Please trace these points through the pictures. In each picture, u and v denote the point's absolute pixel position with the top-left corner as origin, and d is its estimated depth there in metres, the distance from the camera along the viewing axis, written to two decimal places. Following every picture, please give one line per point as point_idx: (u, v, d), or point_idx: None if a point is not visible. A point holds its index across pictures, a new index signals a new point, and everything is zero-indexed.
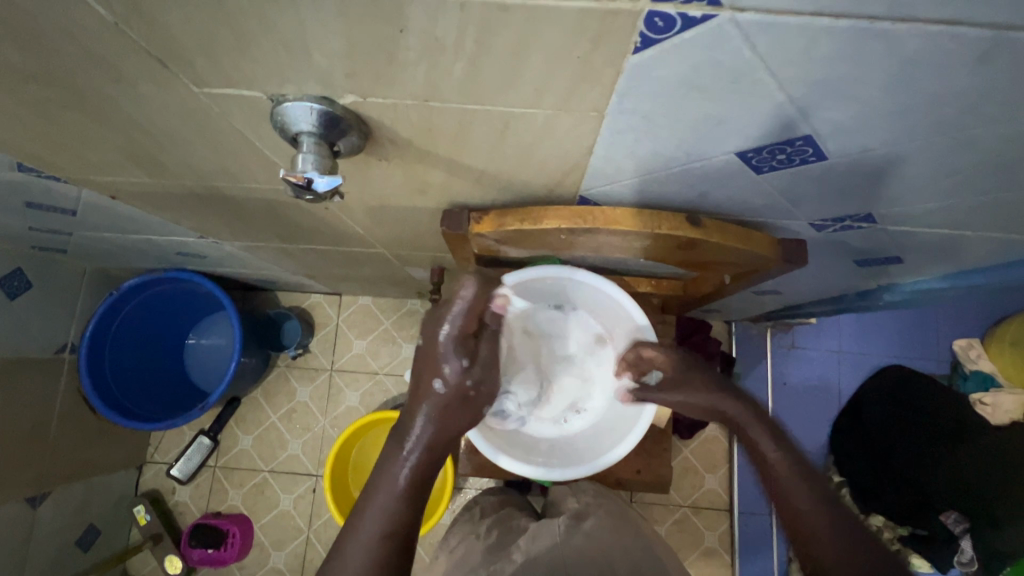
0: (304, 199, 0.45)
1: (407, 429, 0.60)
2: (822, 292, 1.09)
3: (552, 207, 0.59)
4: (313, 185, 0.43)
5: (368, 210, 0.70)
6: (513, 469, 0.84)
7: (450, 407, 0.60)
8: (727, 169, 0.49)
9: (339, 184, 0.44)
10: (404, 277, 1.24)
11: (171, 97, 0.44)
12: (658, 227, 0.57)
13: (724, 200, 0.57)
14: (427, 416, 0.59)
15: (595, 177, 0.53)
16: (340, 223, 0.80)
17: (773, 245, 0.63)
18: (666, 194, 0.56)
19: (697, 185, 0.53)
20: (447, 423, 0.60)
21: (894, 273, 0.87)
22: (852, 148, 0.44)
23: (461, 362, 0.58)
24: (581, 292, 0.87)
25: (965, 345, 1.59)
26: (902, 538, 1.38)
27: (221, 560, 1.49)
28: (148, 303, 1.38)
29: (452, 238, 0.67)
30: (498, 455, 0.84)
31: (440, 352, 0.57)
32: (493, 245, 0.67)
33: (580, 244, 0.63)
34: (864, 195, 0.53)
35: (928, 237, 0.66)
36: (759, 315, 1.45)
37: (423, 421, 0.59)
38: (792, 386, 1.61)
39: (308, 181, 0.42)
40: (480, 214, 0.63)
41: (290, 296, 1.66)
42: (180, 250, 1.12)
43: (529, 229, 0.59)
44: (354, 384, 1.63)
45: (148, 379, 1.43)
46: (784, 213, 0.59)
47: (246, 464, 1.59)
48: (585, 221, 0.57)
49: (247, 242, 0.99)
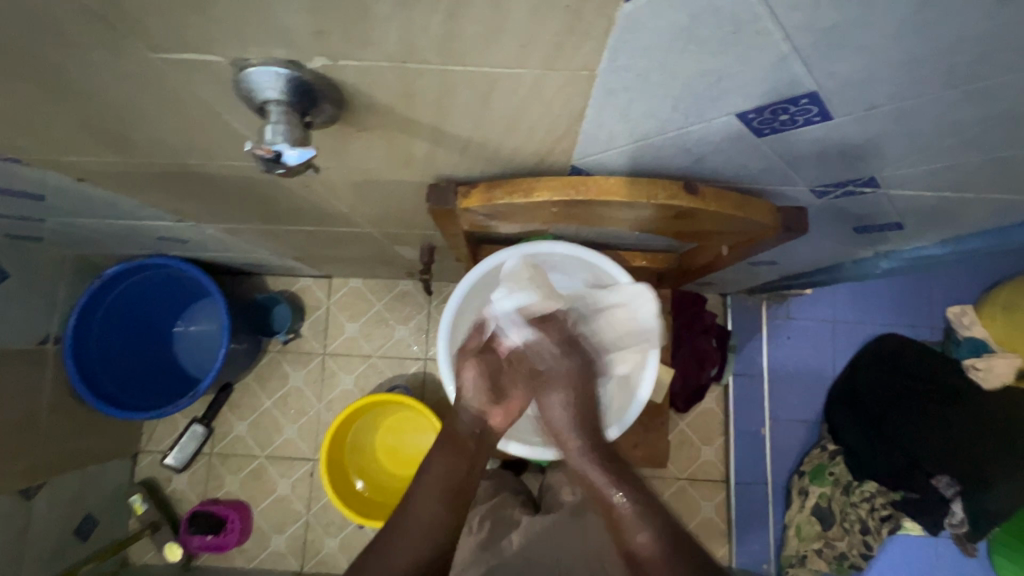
0: (275, 172, 0.42)
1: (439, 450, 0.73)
2: (819, 262, 1.08)
3: (542, 178, 0.56)
4: (283, 158, 0.40)
5: (350, 186, 0.67)
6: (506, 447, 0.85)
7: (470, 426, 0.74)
8: (727, 132, 0.46)
9: (312, 157, 0.40)
10: (394, 257, 1.21)
11: (127, 62, 0.40)
12: (655, 196, 0.54)
13: (722, 166, 0.54)
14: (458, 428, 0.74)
15: (588, 143, 0.50)
16: (324, 202, 0.77)
17: (773, 212, 0.60)
18: (661, 161, 0.53)
19: (694, 150, 0.50)
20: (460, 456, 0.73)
21: (891, 240, 0.85)
22: (859, 106, 0.41)
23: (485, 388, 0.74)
24: (576, 267, 0.85)
25: (959, 312, 1.58)
26: (893, 502, 1.38)
27: (221, 545, 1.51)
28: (134, 290, 1.34)
29: (439, 215, 0.64)
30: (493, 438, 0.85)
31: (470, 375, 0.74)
32: (483, 219, 0.64)
33: (574, 217, 0.61)
34: (868, 156, 0.51)
35: (931, 200, 0.64)
36: (754, 286, 1.51)
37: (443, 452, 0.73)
38: (784, 362, 1.65)
39: (277, 153, 0.39)
40: (467, 187, 0.60)
41: (278, 280, 1.63)
42: (160, 235, 1.08)
43: (520, 203, 0.56)
44: (348, 367, 1.62)
45: (138, 369, 1.40)
46: (785, 178, 0.57)
47: (242, 450, 1.59)
48: (577, 192, 0.54)
49: (227, 223, 0.95)
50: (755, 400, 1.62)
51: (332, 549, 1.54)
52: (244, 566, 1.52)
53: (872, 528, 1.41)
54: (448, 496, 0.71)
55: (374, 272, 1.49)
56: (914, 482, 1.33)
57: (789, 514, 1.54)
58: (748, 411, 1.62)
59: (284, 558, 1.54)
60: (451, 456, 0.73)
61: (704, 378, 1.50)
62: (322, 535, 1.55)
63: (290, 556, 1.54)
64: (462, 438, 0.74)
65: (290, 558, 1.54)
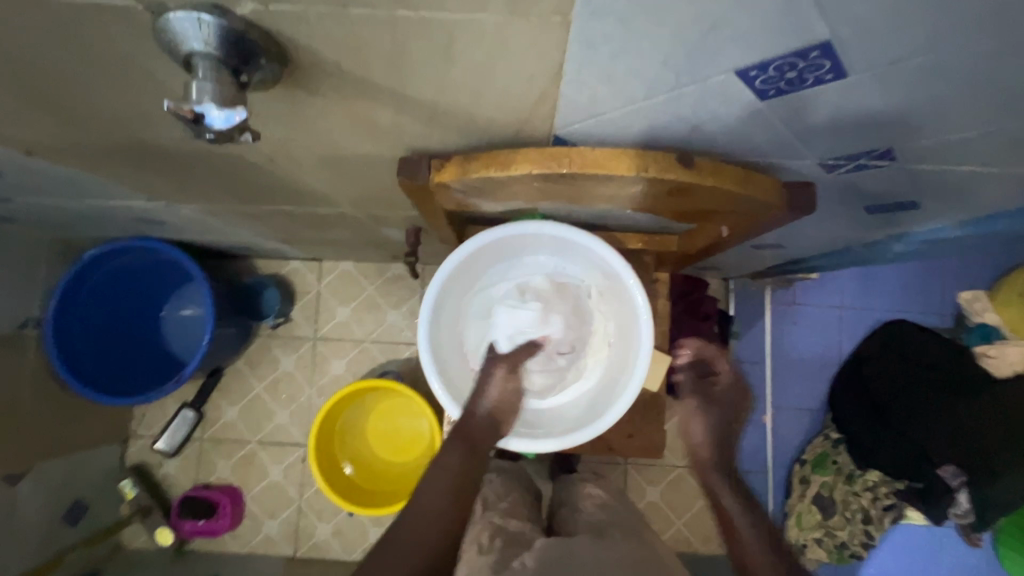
0: (204, 138, 0.37)
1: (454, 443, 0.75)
2: (827, 245, 1.02)
3: (522, 149, 0.50)
4: (205, 120, 0.35)
5: (319, 162, 0.62)
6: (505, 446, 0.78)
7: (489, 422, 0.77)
8: (726, 94, 0.41)
9: (238, 121, 0.35)
10: (381, 239, 1.16)
11: (33, 11, 0.35)
12: (646, 169, 0.49)
13: (722, 136, 0.49)
14: (478, 416, 0.77)
15: (569, 109, 0.44)
16: (295, 180, 0.72)
17: (778, 189, 0.54)
18: (654, 130, 0.48)
19: (690, 118, 0.45)
20: (474, 452, 0.75)
21: (906, 222, 0.80)
22: (878, 61, 0.36)
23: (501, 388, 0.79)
24: (571, 247, 0.80)
25: (971, 298, 1.53)
26: (896, 492, 1.37)
27: (213, 530, 1.49)
28: (117, 273, 1.31)
29: (413, 192, 0.59)
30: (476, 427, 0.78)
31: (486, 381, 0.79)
32: (461, 196, 0.59)
33: (558, 192, 0.55)
34: (886, 123, 0.45)
35: (952, 176, 0.58)
36: (758, 270, 1.45)
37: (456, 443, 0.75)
38: (786, 349, 1.60)
39: (197, 113, 0.34)
40: (441, 161, 0.54)
41: (267, 263, 1.58)
42: (136, 217, 1.03)
43: (497, 176, 0.51)
44: (339, 352, 1.58)
45: (125, 353, 1.37)
46: (791, 151, 0.51)
47: (233, 435, 1.56)
48: (559, 165, 0.49)
49: (202, 204, 0.90)
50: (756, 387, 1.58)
51: (325, 536, 1.52)
52: (236, 551, 1.51)
53: (875, 518, 1.40)
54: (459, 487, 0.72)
55: (364, 256, 1.45)
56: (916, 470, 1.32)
57: (789, 503, 1.52)
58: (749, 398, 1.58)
59: (277, 544, 1.52)
60: (466, 447, 0.75)
61: None
62: (315, 521, 1.53)
63: (283, 542, 1.52)
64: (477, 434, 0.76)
65: (283, 544, 1.52)
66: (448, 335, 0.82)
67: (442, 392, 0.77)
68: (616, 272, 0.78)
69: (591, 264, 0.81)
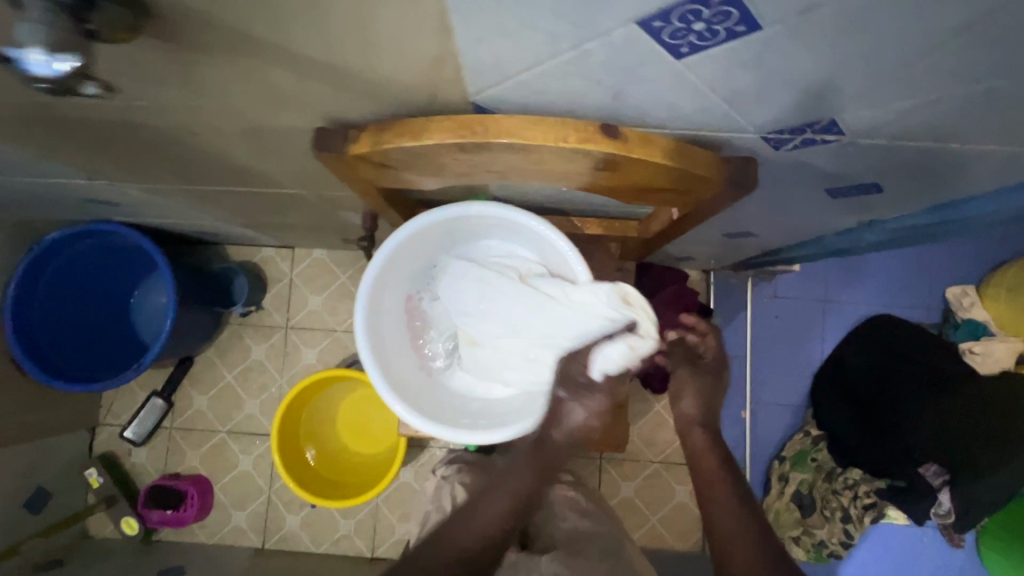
0: (37, 84, 0.36)
1: (531, 459, 0.71)
2: (801, 233, 0.99)
3: (436, 118, 0.47)
4: (24, 66, 0.33)
5: (240, 134, 0.58)
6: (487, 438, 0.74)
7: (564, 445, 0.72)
8: (635, 52, 0.37)
9: (58, 71, 0.33)
10: (343, 224, 1.13)
11: None
12: (566, 139, 0.45)
13: (649, 106, 0.45)
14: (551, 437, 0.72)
15: (474, 70, 0.41)
16: (227, 156, 0.68)
17: (715, 164, 0.51)
18: (573, 97, 0.44)
19: (608, 82, 0.41)
20: (542, 473, 0.71)
21: (873, 207, 0.76)
22: (792, 9, 0.32)
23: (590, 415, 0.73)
24: (520, 230, 0.77)
25: (959, 293, 1.50)
26: (878, 491, 1.30)
27: (180, 521, 1.47)
28: (81, 258, 1.28)
29: (334, 167, 0.55)
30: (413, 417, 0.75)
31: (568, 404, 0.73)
32: (385, 171, 0.56)
33: (484, 167, 0.52)
34: (821, 90, 0.42)
35: (909, 154, 0.54)
36: (737, 262, 1.42)
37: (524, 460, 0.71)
38: (767, 343, 1.57)
39: (13, 57, 0.32)
40: (358, 132, 0.51)
41: (238, 250, 1.55)
42: (88, 197, 1.00)
43: (411, 147, 0.48)
44: (311, 341, 1.55)
45: (90, 341, 1.34)
46: (728, 123, 0.48)
47: (202, 425, 1.54)
48: (473, 134, 0.46)
49: (145, 184, 0.87)
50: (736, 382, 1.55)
51: (294, 527, 1.50)
52: (205, 541, 1.49)
53: (854, 517, 1.34)
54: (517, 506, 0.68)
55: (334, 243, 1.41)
56: (899, 469, 1.25)
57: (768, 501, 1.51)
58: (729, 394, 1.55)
59: (246, 535, 1.50)
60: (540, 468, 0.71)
61: None
62: (284, 512, 1.51)
63: (252, 533, 1.50)
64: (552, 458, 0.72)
65: (252, 535, 1.50)
66: (390, 321, 0.80)
67: (380, 379, 0.74)
68: (564, 257, 0.75)
69: (542, 248, 0.78)
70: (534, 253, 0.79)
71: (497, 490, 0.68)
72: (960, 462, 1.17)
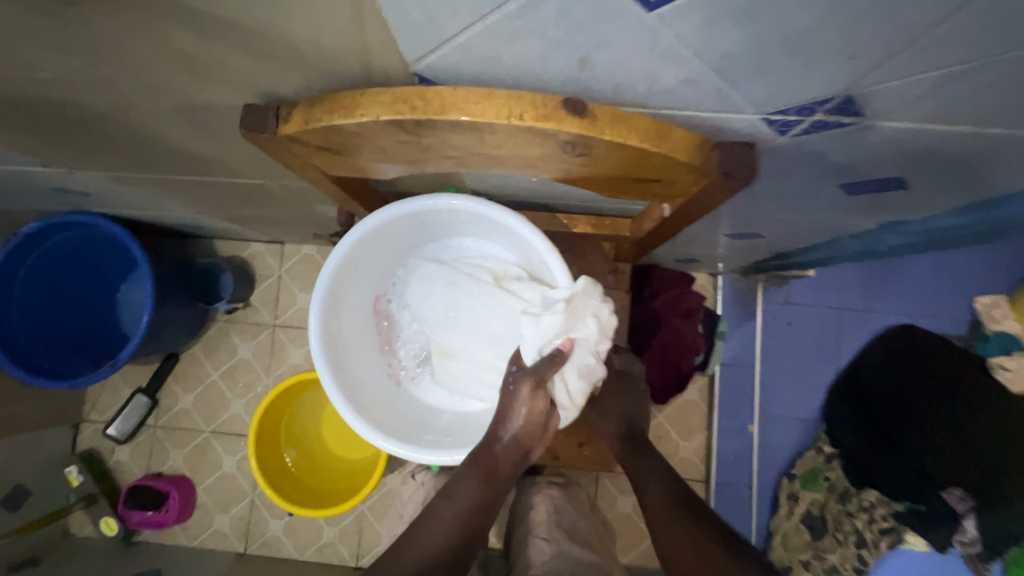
0: None
1: (477, 472, 0.64)
2: (814, 236, 0.90)
3: (371, 91, 0.40)
4: None
5: (174, 112, 0.52)
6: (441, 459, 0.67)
7: (509, 453, 0.66)
8: (593, 0, 0.29)
9: None
10: (323, 219, 1.07)
11: None
12: (521, 115, 0.38)
13: (622, 77, 0.37)
14: (501, 445, 0.65)
15: (402, 27, 0.33)
16: (173, 140, 0.62)
17: (707, 151, 0.43)
18: (529, 64, 0.37)
19: (566, 44, 0.34)
20: (492, 481, 0.65)
21: (896, 206, 0.67)
22: None
23: (525, 419, 0.64)
24: (495, 227, 0.70)
25: (989, 304, 1.38)
26: (896, 514, 1.20)
27: (160, 523, 1.42)
28: (62, 250, 1.24)
29: (270, 150, 0.49)
30: (374, 433, 0.68)
31: (510, 410, 0.65)
32: (330, 156, 0.49)
33: (436, 151, 0.45)
34: (835, 55, 0.33)
35: (940, 142, 0.46)
36: (747, 265, 1.33)
37: (470, 478, 0.64)
38: (779, 352, 1.47)
39: None
40: (290, 109, 0.44)
41: (226, 244, 1.51)
42: (55, 185, 0.95)
43: (343, 125, 0.41)
44: (299, 340, 1.50)
45: (71, 336, 1.31)
46: (720, 100, 0.40)
47: (186, 424, 1.50)
48: (411, 109, 0.38)
49: (106, 171, 0.82)
50: (744, 393, 1.45)
51: (277, 533, 1.45)
52: (185, 544, 1.45)
53: (869, 542, 1.23)
54: (470, 525, 0.62)
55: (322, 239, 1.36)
56: (914, 490, 1.17)
57: (777, 521, 1.40)
58: (736, 405, 1.45)
59: (227, 539, 1.45)
60: (484, 480, 0.64)
61: (687, 366, 1.35)
62: (267, 516, 1.46)
63: (233, 537, 1.45)
64: (498, 469, 0.65)
65: (234, 539, 1.45)
66: (354, 325, 0.73)
67: (336, 392, 0.67)
68: (540, 257, 0.68)
69: (519, 249, 0.72)
70: (508, 255, 0.74)
71: (441, 513, 0.62)
72: (984, 487, 1.11)
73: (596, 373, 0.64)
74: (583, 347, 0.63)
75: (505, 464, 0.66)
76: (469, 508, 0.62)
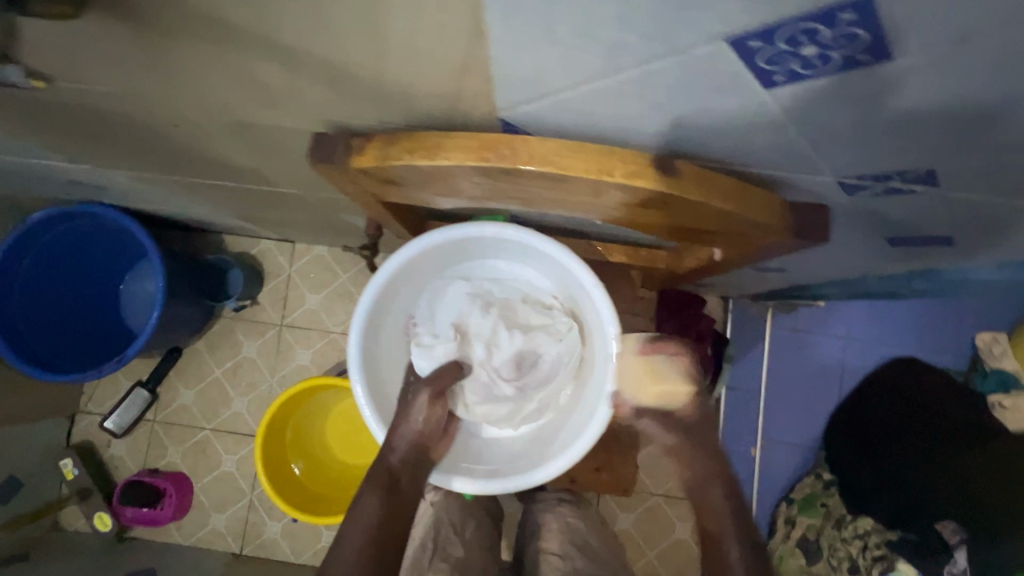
0: None
1: (378, 479, 0.61)
2: (839, 274, 0.91)
3: (454, 134, 0.39)
4: None
5: (225, 131, 0.50)
6: (464, 488, 0.68)
7: (410, 451, 0.65)
8: (714, 75, 0.29)
9: None
10: (345, 226, 1.05)
11: None
12: (611, 172, 0.37)
13: (710, 137, 0.37)
14: (401, 444, 0.65)
15: (505, 82, 0.33)
16: (214, 153, 0.61)
17: (785, 211, 0.44)
18: (624, 120, 0.36)
19: (668, 107, 0.34)
20: (397, 486, 0.61)
21: (934, 258, 0.68)
22: (939, 39, 0.24)
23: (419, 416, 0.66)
24: (539, 255, 0.69)
25: (989, 340, 1.41)
26: (889, 542, 1.23)
27: (155, 519, 1.40)
28: (67, 239, 1.21)
29: (331, 176, 0.48)
30: None
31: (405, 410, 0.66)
32: (394, 188, 0.48)
33: (507, 192, 0.44)
34: (936, 135, 0.34)
35: (1003, 211, 0.46)
36: (761, 292, 1.33)
37: (373, 490, 0.60)
38: (783, 376, 1.49)
39: None
40: (362, 141, 0.44)
41: (235, 241, 1.48)
42: (71, 178, 0.92)
43: (423, 165, 0.40)
44: (305, 342, 1.48)
45: (73, 327, 1.27)
46: (804, 162, 0.40)
47: (186, 420, 1.47)
48: (499, 157, 0.38)
49: (130, 171, 0.79)
50: (748, 416, 1.46)
51: (274, 535, 1.43)
52: (180, 543, 1.43)
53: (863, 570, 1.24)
54: (383, 536, 0.57)
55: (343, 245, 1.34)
56: (911, 522, 1.18)
57: (773, 543, 1.41)
58: (739, 428, 1.47)
59: (223, 539, 1.43)
60: (387, 485, 0.61)
61: None
62: (264, 518, 1.44)
63: (229, 537, 1.43)
64: (398, 470, 0.63)
65: (229, 539, 1.43)
66: (386, 347, 0.72)
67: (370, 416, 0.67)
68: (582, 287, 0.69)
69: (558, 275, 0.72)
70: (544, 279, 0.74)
71: (355, 532, 0.57)
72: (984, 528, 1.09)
73: (505, 397, 0.72)
74: (494, 375, 0.71)
75: (407, 472, 0.64)
76: (379, 515, 0.58)
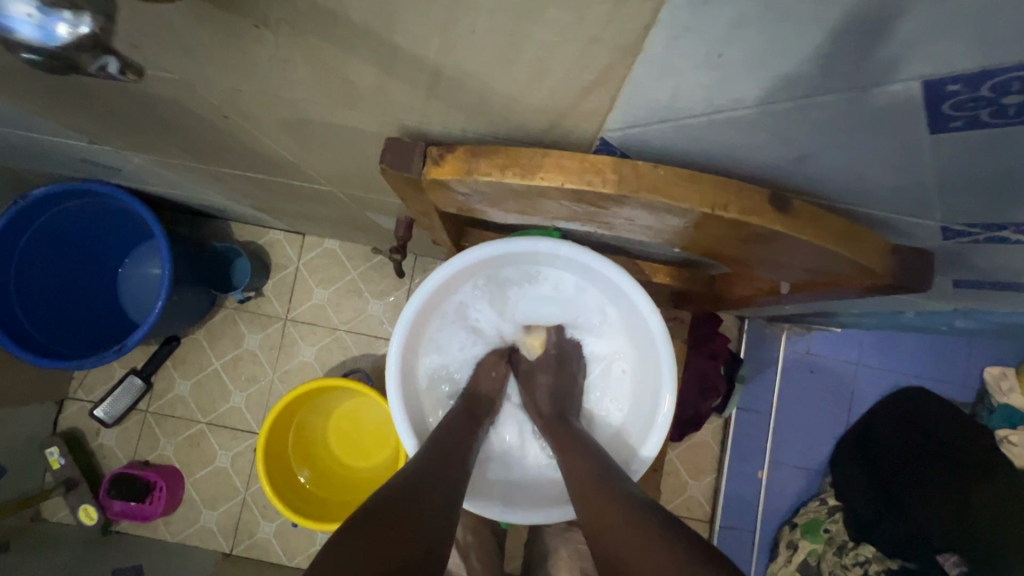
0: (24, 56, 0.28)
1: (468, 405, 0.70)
2: (876, 308, 0.89)
3: (552, 152, 0.37)
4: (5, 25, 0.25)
5: (281, 127, 0.47)
6: (498, 515, 0.67)
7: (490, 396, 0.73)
8: (876, 114, 0.28)
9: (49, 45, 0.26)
10: (369, 225, 1.01)
11: None
12: (722, 207, 0.36)
13: (831, 176, 0.36)
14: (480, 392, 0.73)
15: (634, 109, 0.31)
16: (255, 146, 0.57)
17: (886, 257, 0.42)
18: (744, 152, 0.34)
19: (802, 143, 0.32)
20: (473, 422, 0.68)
21: (989, 303, 0.66)
22: None
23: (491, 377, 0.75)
24: (593, 275, 0.69)
25: (997, 374, 1.42)
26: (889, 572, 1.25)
27: (145, 514, 1.35)
28: (67, 218, 1.14)
29: (398, 183, 0.45)
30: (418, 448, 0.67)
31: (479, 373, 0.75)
32: (464, 198, 0.45)
33: (590, 211, 0.42)
34: None
35: None
36: (780, 315, 1.32)
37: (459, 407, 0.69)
38: (794, 398, 1.47)
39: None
40: (442, 150, 0.41)
41: (243, 229, 1.43)
42: (84, 157, 0.87)
43: (515, 183, 0.38)
44: (310, 338, 1.43)
45: (68, 310, 1.21)
46: (919, 206, 0.38)
47: (181, 412, 1.42)
48: (603, 182, 0.36)
49: (152, 156, 0.74)
50: (756, 438, 1.45)
51: (267, 536, 1.38)
52: (167, 539, 1.37)
53: None
54: (467, 446, 0.63)
55: (375, 247, 1.31)
56: (914, 550, 1.23)
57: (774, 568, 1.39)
58: (747, 450, 1.45)
59: (213, 538, 1.38)
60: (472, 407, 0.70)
61: (705, 409, 1.32)
62: (257, 518, 1.39)
63: (220, 536, 1.38)
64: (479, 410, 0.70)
65: (220, 539, 1.38)
66: (432, 337, 0.74)
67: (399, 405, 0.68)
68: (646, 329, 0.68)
69: (618, 307, 0.71)
70: (602, 310, 0.74)
71: (442, 427, 0.65)
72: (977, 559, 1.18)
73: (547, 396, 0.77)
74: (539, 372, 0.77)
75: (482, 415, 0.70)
76: (464, 425, 0.66)
